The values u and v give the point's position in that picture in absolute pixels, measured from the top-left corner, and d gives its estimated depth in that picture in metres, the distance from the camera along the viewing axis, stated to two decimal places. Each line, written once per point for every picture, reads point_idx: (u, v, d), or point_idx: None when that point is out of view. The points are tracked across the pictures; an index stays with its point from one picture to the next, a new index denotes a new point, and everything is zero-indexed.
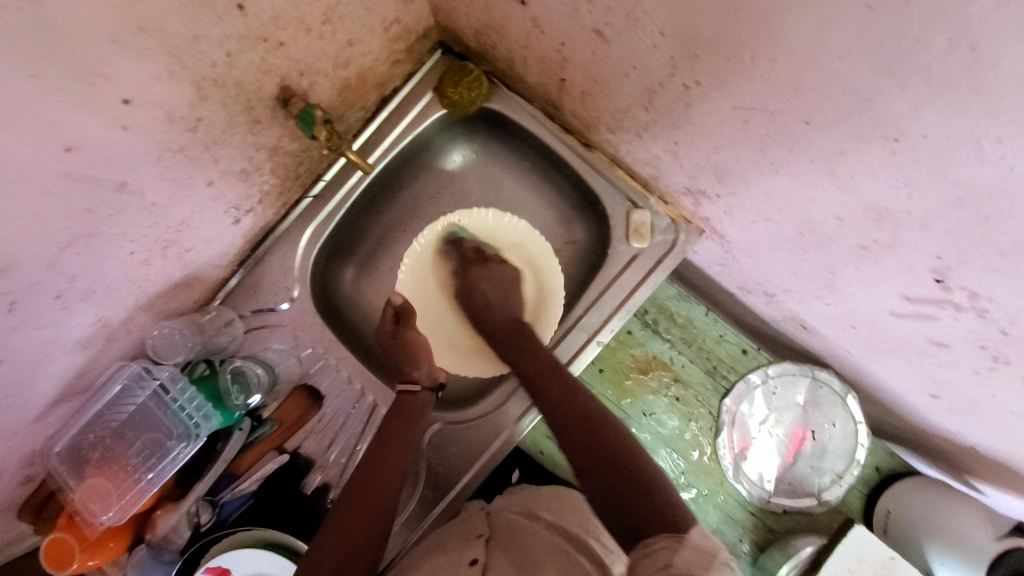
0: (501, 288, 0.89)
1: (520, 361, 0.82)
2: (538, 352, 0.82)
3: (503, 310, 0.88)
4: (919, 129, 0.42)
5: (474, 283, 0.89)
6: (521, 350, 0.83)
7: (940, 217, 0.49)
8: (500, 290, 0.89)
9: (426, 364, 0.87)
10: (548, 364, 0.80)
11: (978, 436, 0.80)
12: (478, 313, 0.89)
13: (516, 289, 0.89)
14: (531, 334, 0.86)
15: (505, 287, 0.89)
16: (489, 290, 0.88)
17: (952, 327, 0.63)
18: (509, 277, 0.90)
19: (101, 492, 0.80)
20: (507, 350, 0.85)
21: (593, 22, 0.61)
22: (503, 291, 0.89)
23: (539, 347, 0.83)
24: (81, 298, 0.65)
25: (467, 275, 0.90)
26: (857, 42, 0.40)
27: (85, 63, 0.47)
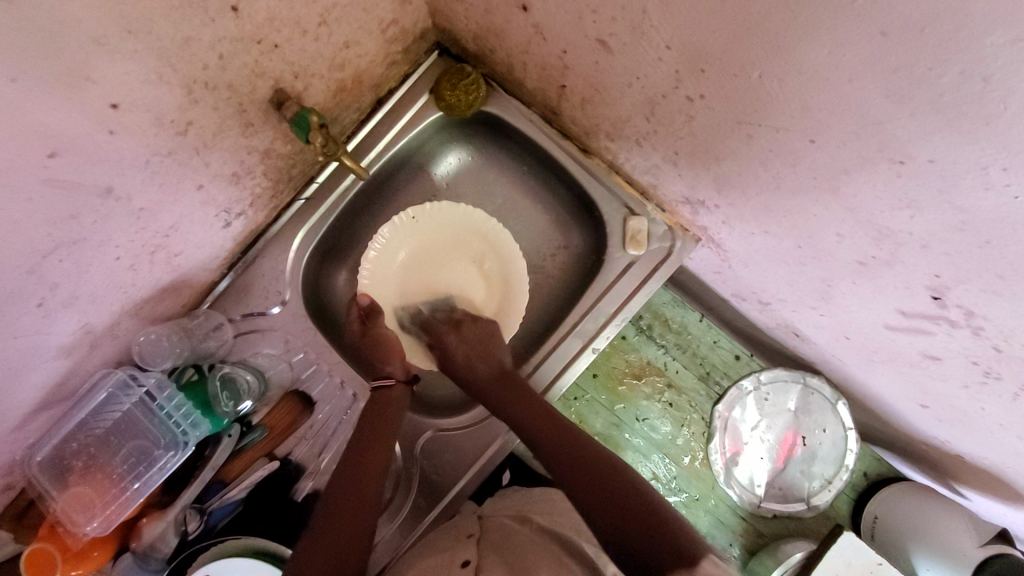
0: (480, 342, 0.87)
1: (507, 410, 0.81)
2: (521, 399, 0.82)
3: (485, 359, 0.85)
4: (926, 153, 0.42)
5: (445, 343, 0.87)
6: (508, 398, 0.82)
7: (941, 238, 0.49)
8: (475, 343, 0.87)
9: (398, 358, 0.86)
10: (539, 410, 0.80)
11: (966, 446, 0.81)
12: (457, 371, 0.86)
13: (494, 339, 0.88)
14: (509, 373, 0.86)
15: (478, 343, 0.87)
16: (465, 348, 0.86)
17: (945, 342, 0.63)
18: (484, 331, 0.88)
19: (85, 502, 0.77)
20: (495, 400, 0.83)
21: (597, 31, 0.60)
22: (478, 351, 0.86)
23: (519, 388, 0.83)
24: (63, 305, 0.62)
25: (442, 340, 0.88)
26: (868, 65, 0.39)
27: (70, 67, 0.45)
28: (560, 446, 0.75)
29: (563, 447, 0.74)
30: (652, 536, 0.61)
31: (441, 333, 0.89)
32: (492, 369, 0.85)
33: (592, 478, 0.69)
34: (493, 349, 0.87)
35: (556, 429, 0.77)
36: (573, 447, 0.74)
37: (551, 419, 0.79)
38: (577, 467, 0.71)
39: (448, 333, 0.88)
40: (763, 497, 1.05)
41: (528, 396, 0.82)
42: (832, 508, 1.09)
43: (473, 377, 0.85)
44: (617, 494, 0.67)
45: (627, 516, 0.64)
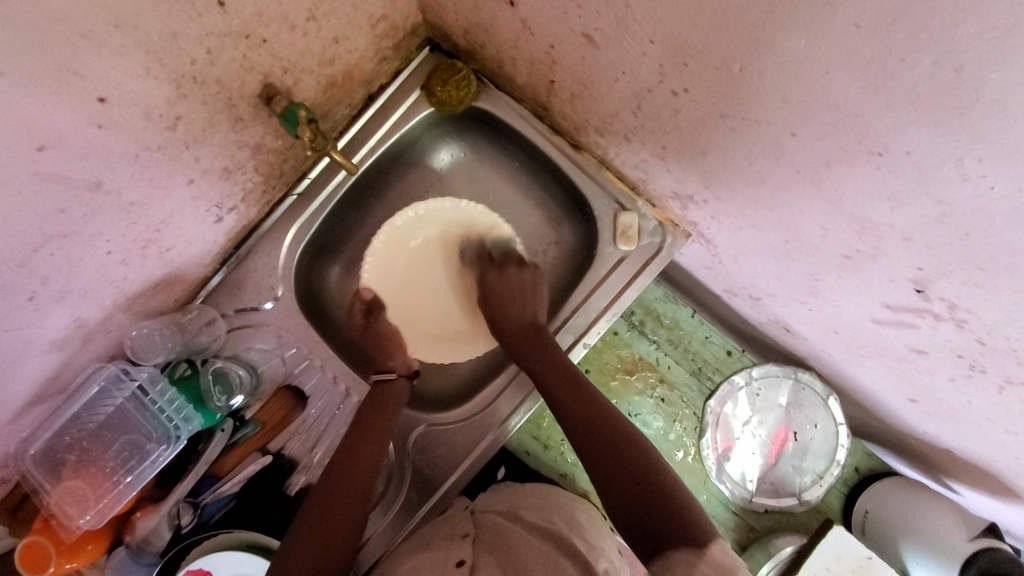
0: (515, 289, 0.90)
1: (524, 359, 0.84)
2: (549, 355, 0.83)
3: (519, 307, 0.88)
4: (903, 145, 0.42)
5: (492, 283, 0.91)
6: (529, 349, 0.84)
7: (922, 231, 0.49)
8: (514, 290, 0.89)
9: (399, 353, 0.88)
10: (560, 365, 0.81)
11: (955, 440, 0.81)
12: (495, 314, 0.89)
13: (531, 291, 0.89)
14: (541, 327, 0.87)
15: (517, 289, 0.89)
16: (504, 291, 0.89)
17: (931, 335, 0.63)
18: (524, 278, 0.90)
19: (77, 495, 0.78)
20: (522, 347, 0.85)
21: (582, 25, 0.60)
22: (514, 298, 0.89)
23: (547, 340, 0.85)
24: (55, 299, 0.63)
25: (484, 277, 0.92)
26: (843, 57, 0.40)
27: (57, 61, 0.46)
28: (577, 410, 0.75)
29: (585, 414, 0.75)
30: (661, 511, 0.62)
31: (484, 271, 0.92)
32: (523, 319, 0.87)
33: (607, 443, 0.71)
34: (527, 303, 0.88)
35: (570, 383, 0.79)
36: (585, 408, 0.75)
37: (569, 376, 0.80)
38: (594, 435, 0.72)
39: (490, 270, 0.91)
40: (755, 492, 1.06)
41: (552, 351, 0.84)
42: (824, 503, 1.09)
43: (505, 319, 0.88)
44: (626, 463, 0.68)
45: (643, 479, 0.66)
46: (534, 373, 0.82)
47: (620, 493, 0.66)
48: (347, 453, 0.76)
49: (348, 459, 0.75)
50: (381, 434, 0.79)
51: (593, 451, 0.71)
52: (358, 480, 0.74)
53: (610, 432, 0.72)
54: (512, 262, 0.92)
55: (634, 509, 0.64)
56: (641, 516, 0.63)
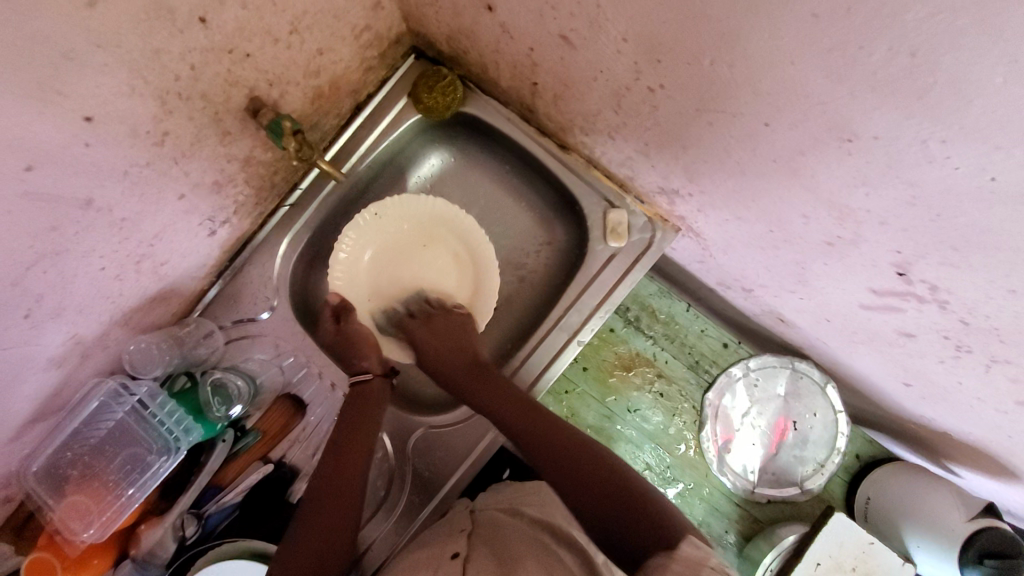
0: (453, 334, 0.89)
1: (478, 395, 0.84)
2: (498, 391, 0.83)
3: (456, 351, 0.88)
4: (871, 130, 0.43)
5: (421, 337, 0.89)
6: (479, 387, 0.85)
7: (897, 214, 0.50)
8: (450, 335, 0.89)
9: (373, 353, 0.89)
10: (513, 400, 0.82)
11: (950, 423, 0.81)
12: (431, 364, 0.89)
13: (465, 329, 0.90)
14: (483, 360, 0.89)
15: (454, 332, 0.89)
16: (435, 341, 0.88)
17: (917, 319, 0.64)
18: (457, 320, 0.91)
19: (81, 510, 0.79)
20: (466, 385, 0.86)
21: (559, 27, 0.61)
22: (448, 339, 0.89)
23: (493, 371, 0.86)
24: (51, 316, 0.64)
25: (409, 331, 0.91)
26: (807, 47, 0.41)
27: (41, 82, 0.47)
28: (535, 436, 0.77)
29: (543, 439, 0.76)
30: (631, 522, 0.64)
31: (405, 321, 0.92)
32: (466, 357, 0.88)
33: (565, 465, 0.72)
34: (467, 339, 0.89)
35: (530, 415, 0.79)
36: (542, 438, 0.76)
37: (529, 408, 0.81)
38: (554, 461, 0.73)
39: (415, 324, 0.91)
40: (756, 483, 1.06)
41: (496, 382, 0.85)
42: (826, 492, 1.09)
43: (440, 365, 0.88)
44: (591, 482, 0.70)
45: (602, 491, 0.68)
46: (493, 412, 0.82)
47: (594, 508, 0.67)
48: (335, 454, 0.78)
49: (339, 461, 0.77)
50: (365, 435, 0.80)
51: (559, 473, 0.72)
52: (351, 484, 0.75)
53: (573, 452, 0.74)
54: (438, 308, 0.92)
55: (600, 519, 0.66)
56: (600, 512, 0.67)
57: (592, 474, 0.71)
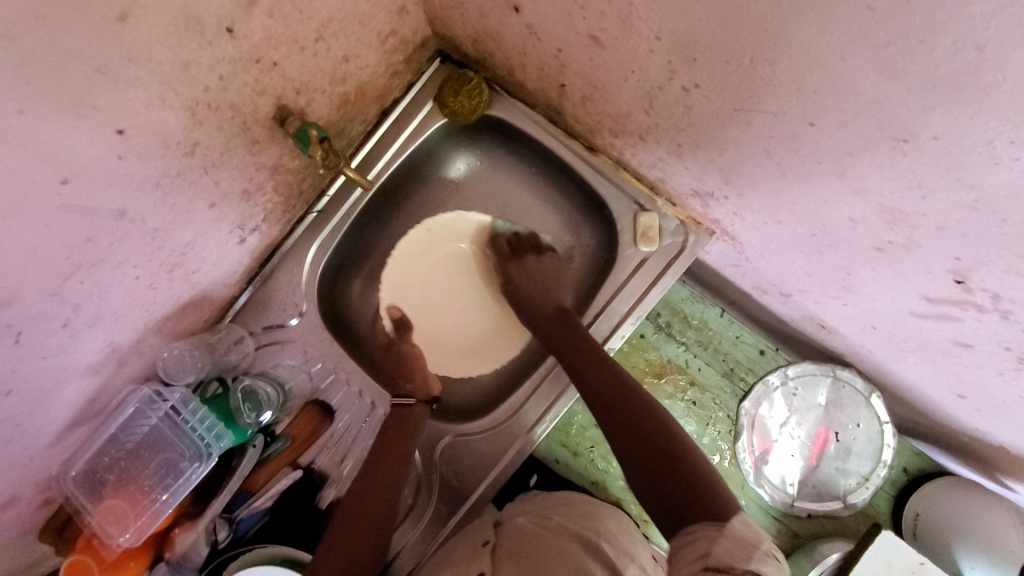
0: (540, 279, 0.95)
1: (555, 344, 0.85)
2: (573, 337, 0.84)
3: (541, 296, 0.93)
4: (930, 129, 0.40)
5: (517, 276, 0.96)
6: (556, 334, 0.86)
7: (956, 218, 0.46)
8: (537, 277, 0.95)
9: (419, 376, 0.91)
10: (581, 348, 0.82)
11: (1010, 437, 0.76)
12: (524, 304, 0.94)
13: (553, 275, 0.95)
14: (568, 314, 0.90)
15: (542, 275, 0.95)
16: (526, 281, 0.95)
17: (975, 328, 0.60)
18: (546, 266, 0.96)
19: (118, 514, 0.80)
20: (550, 334, 0.87)
21: (588, 27, 0.59)
22: (539, 285, 0.94)
23: (571, 325, 0.87)
24: (88, 325, 0.65)
25: (509, 272, 0.96)
26: (858, 41, 0.38)
27: (75, 97, 0.47)
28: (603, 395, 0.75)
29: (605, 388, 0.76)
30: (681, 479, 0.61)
31: (506, 263, 0.97)
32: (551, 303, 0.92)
33: (634, 429, 0.70)
34: (552, 287, 0.94)
35: (602, 367, 0.78)
36: (615, 397, 0.74)
37: (592, 356, 0.80)
38: (624, 424, 0.71)
39: (512, 265, 0.96)
40: (796, 496, 1.01)
41: (575, 334, 0.85)
42: (871, 507, 1.04)
43: (529, 300, 0.93)
44: (656, 448, 0.66)
45: (656, 455, 0.65)
46: (566, 356, 0.82)
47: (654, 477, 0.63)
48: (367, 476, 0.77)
49: (369, 485, 0.75)
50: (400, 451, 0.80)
51: (627, 437, 0.70)
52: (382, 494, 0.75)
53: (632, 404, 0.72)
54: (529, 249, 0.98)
55: (651, 478, 0.64)
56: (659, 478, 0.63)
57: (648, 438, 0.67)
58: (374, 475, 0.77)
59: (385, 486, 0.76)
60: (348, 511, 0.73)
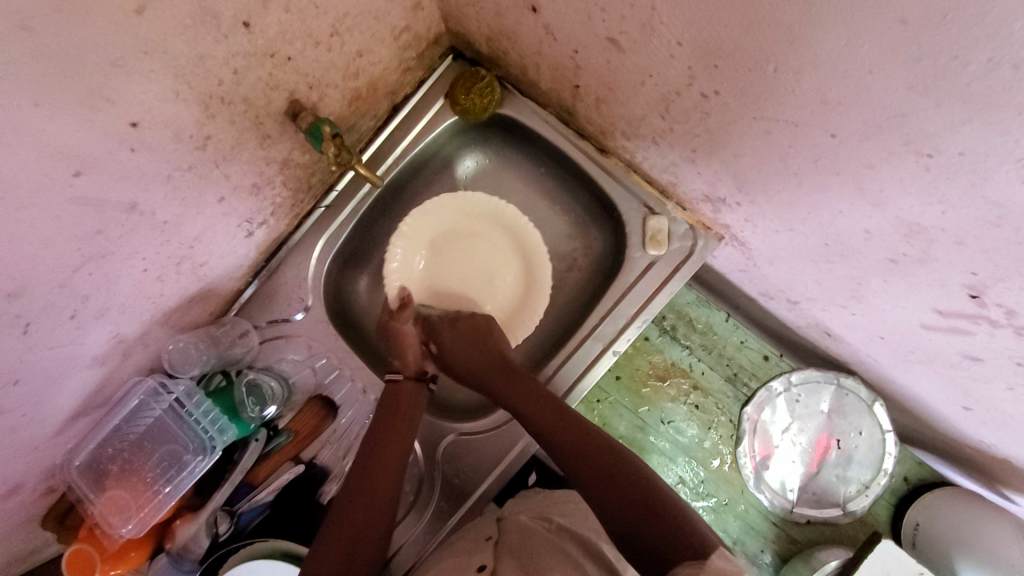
0: (472, 337, 0.86)
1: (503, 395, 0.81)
2: (518, 388, 0.80)
3: (467, 351, 0.85)
4: (956, 145, 0.40)
5: (447, 341, 0.86)
6: (510, 389, 0.80)
7: (976, 234, 0.46)
8: (468, 336, 0.86)
9: (411, 353, 0.87)
10: (537, 396, 0.78)
11: (1013, 450, 0.76)
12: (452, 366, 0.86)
13: (488, 326, 0.87)
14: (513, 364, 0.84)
15: (472, 337, 0.86)
16: (457, 344, 0.85)
17: (986, 342, 0.59)
18: (477, 321, 0.88)
19: (120, 505, 0.80)
20: (491, 382, 0.83)
21: (607, 30, 0.59)
22: (468, 340, 0.86)
23: (519, 374, 0.82)
24: (95, 316, 0.65)
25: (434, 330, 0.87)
26: (887, 54, 0.38)
27: (91, 89, 0.47)
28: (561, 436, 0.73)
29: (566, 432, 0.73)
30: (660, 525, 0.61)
31: (433, 327, 0.87)
32: (493, 351, 0.84)
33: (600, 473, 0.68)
34: (489, 341, 0.85)
35: (561, 417, 0.75)
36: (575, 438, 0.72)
37: (550, 406, 0.77)
38: (596, 474, 0.68)
39: (440, 328, 0.87)
40: (796, 502, 1.01)
41: (527, 382, 0.81)
42: (871, 515, 1.04)
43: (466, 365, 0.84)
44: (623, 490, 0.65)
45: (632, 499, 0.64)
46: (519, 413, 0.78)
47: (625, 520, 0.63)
48: (372, 461, 0.75)
49: (369, 475, 0.74)
50: (404, 437, 0.79)
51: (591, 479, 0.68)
52: (387, 483, 0.74)
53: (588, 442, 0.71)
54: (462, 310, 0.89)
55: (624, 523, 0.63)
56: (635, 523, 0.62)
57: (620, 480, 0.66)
58: (377, 460, 0.75)
59: (385, 474, 0.74)
60: (351, 499, 0.72)
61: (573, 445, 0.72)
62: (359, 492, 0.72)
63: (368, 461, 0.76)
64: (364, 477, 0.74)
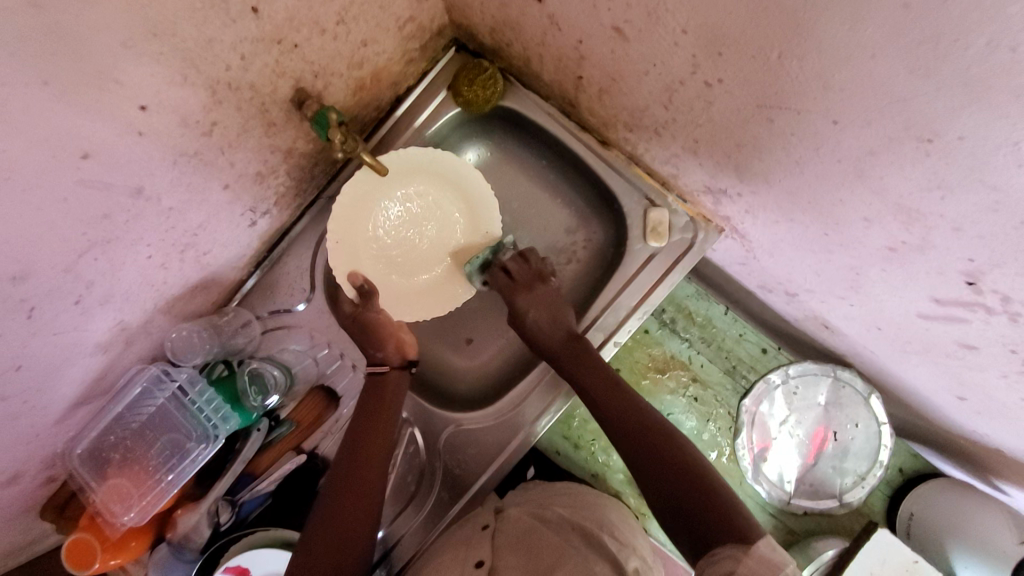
0: (550, 307, 0.87)
1: (573, 373, 0.81)
2: (592, 364, 0.81)
3: (554, 326, 0.85)
4: (956, 129, 0.41)
5: (527, 312, 0.86)
6: (578, 366, 0.81)
7: (973, 220, 0.47)
8: (548, 307, 0.86)
9: (390, 344, 0.85)
10: (607, 377, 0.79)
11: (1007, 440, 0.77)
12: (531, 335, 0.86)
13: (562, 306, 0.87)
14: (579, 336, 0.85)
15: (553, 307, 0.86)
16: (535, 313, 0.86)
17: (982, 331, 0.60)
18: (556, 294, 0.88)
19: (122, 493, 0.80)
20: (563, 363, 0.83)
21: (613, 19, 0.59)
22: (547, 312, 0.86)
23: (589, 354, 0.82)
24: (99, 303, 0.65)
25: (513, 303, 0.87)
26: (890, 38, 0.38)
27: (101, 71, 0.47)
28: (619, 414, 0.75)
29: (625, 414, 0.75)
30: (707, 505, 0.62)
31: (511, 293, 0.87)
32: (563, 334, 0.85)
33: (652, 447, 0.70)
34: (563, 314, 0.86)
35: (620, 394, 0.77)
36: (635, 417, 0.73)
37: (614, 387, 0.78)
38: (642, 454, 0.70)
39: (518, 295, 0.87)
40: (794, 493, 1.02)
41: (597, 368, 0.81)
42: (866, 506, 1.05)
43: (540, 334, 0.85)
44: (681, 467, 0.66)
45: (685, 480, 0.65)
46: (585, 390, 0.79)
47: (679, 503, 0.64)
48: (358, 448, 0.76)
49: (356, 462, 0.74)
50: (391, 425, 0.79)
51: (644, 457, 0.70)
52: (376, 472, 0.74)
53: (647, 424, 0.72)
54: (538, 277, 0.88)
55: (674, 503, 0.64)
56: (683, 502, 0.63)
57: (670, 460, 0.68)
58: (358, 474, 0.73)
59: (372, 461, 0.75)
60: (341, 485, 0.72)
61: (634, 423, 0.73)
62: (348, 479, 0.73)
63: (354, 450, 0.76)
64: (352, 464, 0.74)
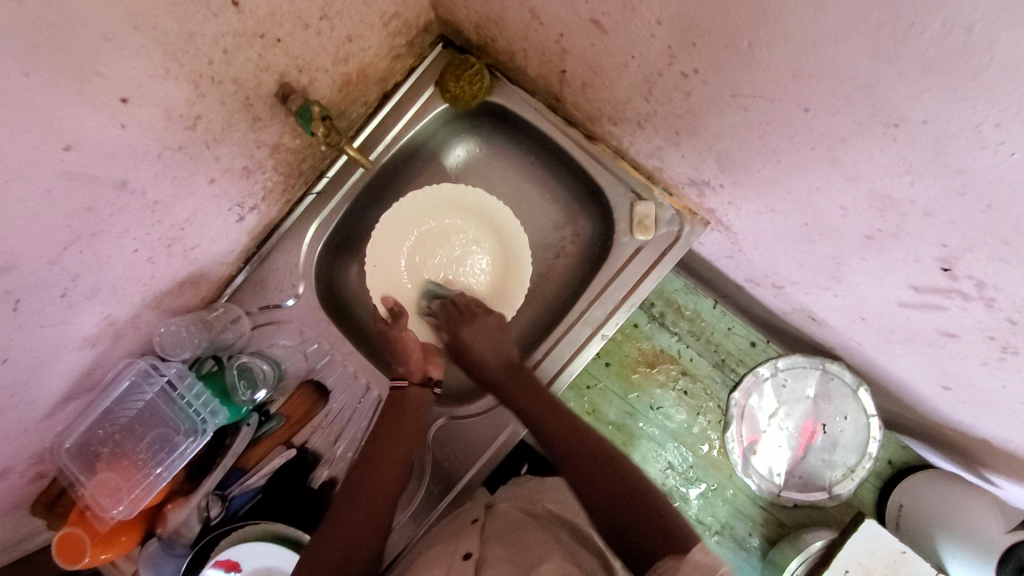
0: (492, 337, 0.90)
1: (513, 400, 0.84)
2: (530, 392, 0.83)
3: (496, 356, 0.88)
4: (920, 113, 0.41)
5: (472, 338, 0.90)
6: (515, 391, 0.84)
7: (943, 204, 0.48)
8: (490, 338, 0.89)
9: (412, 358, 0.89)
10: (543, 400, 0.82)
11: (991, 429, 0.78)
12: (472, 364, 0.89)
13: (502, 333, 0.90)
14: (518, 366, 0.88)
15: (495, 337, 0.89)
16: (477, 342, 0.89)
17: (960, 318, 0.61)
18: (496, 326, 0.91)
19: (111, 487, 0.80)
20: (506, 387, 0.85)
21: (590, 11, 0.60)
22: (489, 343, 0.89)
23: (531, 379, 0.85)
24: (86, 296, 0.66)
25: (455, 332, 0.90)
26: (853, 23, 0.39)
27: (82, 64, 0.48)
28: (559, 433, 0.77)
29: (567, 436, 0.76)
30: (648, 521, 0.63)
31: (454, 323, 0.91)
32: (505, 363, 0.88)
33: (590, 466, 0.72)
34: (502, 343, 0.89)
35: (561, 415, 0.79)
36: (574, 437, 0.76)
37: (557, 408, 0.80)
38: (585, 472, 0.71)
39: (460, 325, 0.90)
40: (783, 486, 1.03)
41: (538, 392, 0.83)
42: (856, 498, 1.06)
43: (484, 361, 0.88)
44: (617, 489, 0.68)
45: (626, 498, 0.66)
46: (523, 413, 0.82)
47: (622, 512, 0.65)
48: (373, 455, 0.79)
49: (371, 467, 0.77)
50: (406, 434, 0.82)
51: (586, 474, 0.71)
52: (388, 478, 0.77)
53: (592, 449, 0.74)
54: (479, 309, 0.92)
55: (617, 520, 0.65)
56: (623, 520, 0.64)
57: (616, 477, 0.69)
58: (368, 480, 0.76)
59: (387, 466, 0.78)
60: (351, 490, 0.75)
61: (573, 443, 0.75)
62: (359, 485, 0.76)
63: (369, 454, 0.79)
64: (365, 472, 0.77)
